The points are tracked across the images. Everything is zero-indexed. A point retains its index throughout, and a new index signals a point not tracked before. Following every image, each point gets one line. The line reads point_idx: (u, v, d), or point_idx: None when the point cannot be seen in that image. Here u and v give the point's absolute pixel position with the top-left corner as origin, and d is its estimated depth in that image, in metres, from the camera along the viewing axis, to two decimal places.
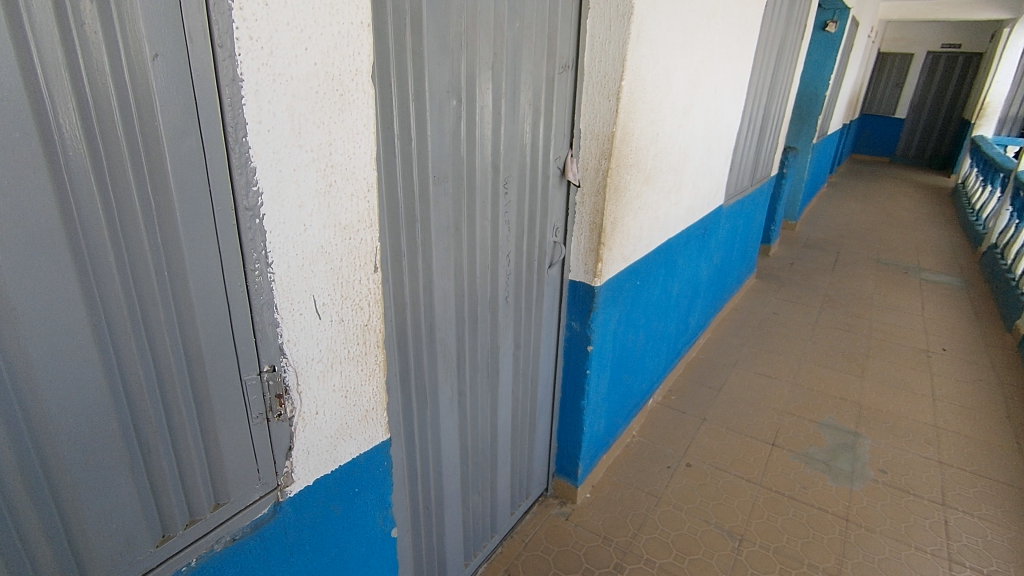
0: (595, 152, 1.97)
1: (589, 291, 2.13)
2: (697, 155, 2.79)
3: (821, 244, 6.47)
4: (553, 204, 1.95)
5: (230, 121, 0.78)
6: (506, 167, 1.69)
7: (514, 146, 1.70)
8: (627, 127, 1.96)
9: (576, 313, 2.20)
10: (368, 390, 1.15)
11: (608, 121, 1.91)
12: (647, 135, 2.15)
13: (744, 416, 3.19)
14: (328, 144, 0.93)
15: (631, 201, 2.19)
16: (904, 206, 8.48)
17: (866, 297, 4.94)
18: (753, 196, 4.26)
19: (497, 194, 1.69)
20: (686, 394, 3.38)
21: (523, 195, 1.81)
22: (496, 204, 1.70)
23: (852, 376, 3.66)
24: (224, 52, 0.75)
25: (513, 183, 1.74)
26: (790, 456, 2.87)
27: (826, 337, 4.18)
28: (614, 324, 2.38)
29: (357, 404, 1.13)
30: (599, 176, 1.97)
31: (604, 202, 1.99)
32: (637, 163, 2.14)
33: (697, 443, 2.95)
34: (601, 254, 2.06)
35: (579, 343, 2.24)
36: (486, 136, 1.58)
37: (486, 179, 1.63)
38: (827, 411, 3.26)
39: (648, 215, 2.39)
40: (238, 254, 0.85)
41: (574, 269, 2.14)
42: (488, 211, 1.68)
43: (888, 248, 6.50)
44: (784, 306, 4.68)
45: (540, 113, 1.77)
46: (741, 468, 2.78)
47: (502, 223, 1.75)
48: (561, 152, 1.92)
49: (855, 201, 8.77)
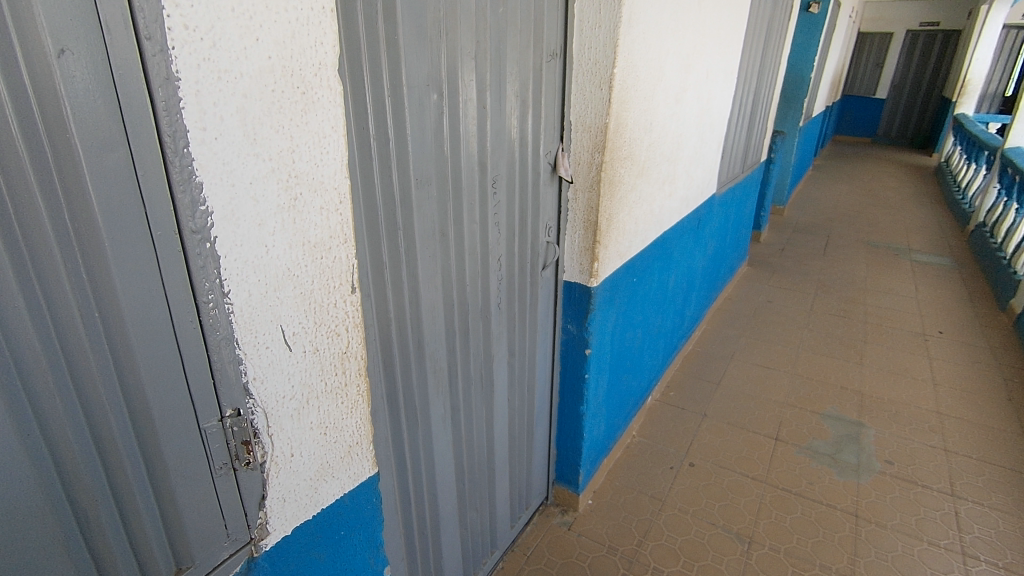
0: (588, 145, 1.85)
1: (585, 292, 2.02)
2: (690, 143, 2.67)
3: (810, 228, 6.42)
4: (544, 202, 1.83)
5: (165, 128, 0.66)
6: (493, 165, 1.57)
7: (501, 142, 1.58)
8: (620, 117, 1.84)
9: (573, 316, 2.09)
10: (351, 423, 1.03)
11: (600, 111, 1.78)
12: (641, 125, 2.03)
13: (744, 410, 3.12)
14: (290, 150, 0.80)
15: (626, 195, 2.07)
16: (890, 187, 8.47)
17: (859, 281, 4.89)
18: (745, 182, 4.17)
19: (485, 196, 1.57)
20: (685, 390, 3.30)
21: (513, 194, 1.69)
22: (484, 205, 1.58)
23: (850, 363, 3.60)
24: (152, 45, 0.62)
25: (501, 182, 1.62)
26: (795, 450, 2.80)
27: (823, 325, 4.12)
28: (611, 325, 2.28)
29: (339, 440, 1.01)
30: (593, 171, 1.86)
31: (598, 197, 1.88)
32: (631, 156, 2.02)
33: (699, 441, 2.87)
34: (597, 253, 1.95)
35: (577, 346, 2.13)
36: (471, 133, 1.46)
37: (472, 179, 1.51)
38: (828, 402, 3.20)
39: (643, 209, 2.28)
40: (186, 285, 0.72)
41: (569, 270, 2.02)
42: (476, 214, 1.56)
43: (877, 229, 6.47)
44: (778, 294, 4.62)
45: (528, 105, 1.64)
46: (746, 465, 2.70)
47: (491, 226, 1.63)
48: (551, 146, 1.79)
49: (841, 182, 8.75)
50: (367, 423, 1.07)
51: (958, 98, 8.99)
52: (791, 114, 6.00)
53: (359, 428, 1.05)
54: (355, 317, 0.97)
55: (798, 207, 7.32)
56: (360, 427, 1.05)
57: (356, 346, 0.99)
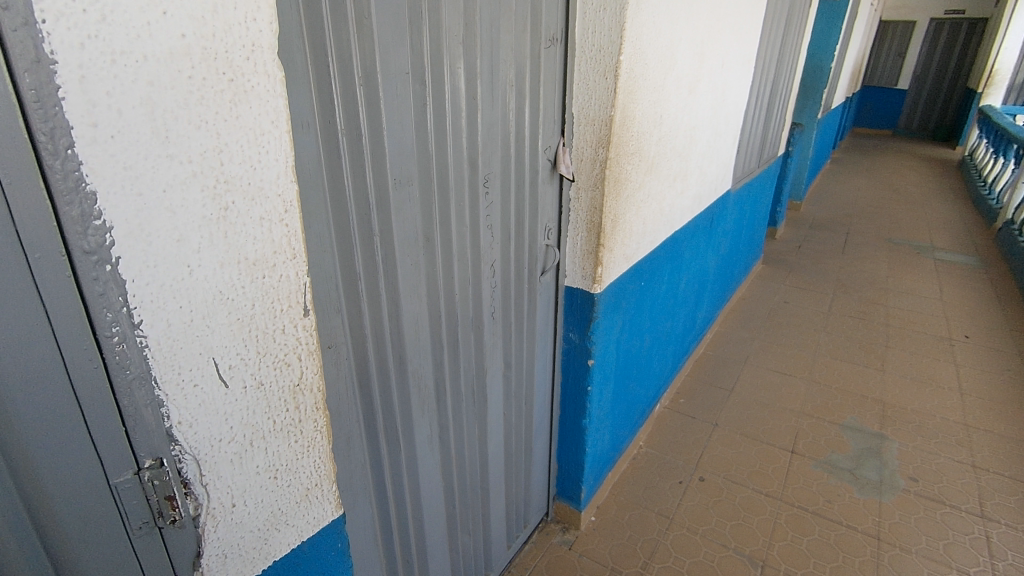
0: (591, 140, 1.69)
1: (588, 299, 1.87)
2: (704, 138, 2.51)
3: (828, 225, 6.19)
4: (544, 202, 1.69)
5: (38, 125, 0.52)
6: (485, 163, 1.42)
7: (495, 137, 1.43)
8: (626, 109, 1.68)
9: (575, 324, 1.95)
10: (310, 463, 0.90)
11: (605, 103, 1.63)
12: (650, 118, 1.88)
13: (758, 420, 2.97)
14: (217, 150, 0.65)
15: (633, 194, 1.92)
16: (912, 181, 8.19)
17: (879, 282, 4.70)
18: (761, 178, 3.98)
19: (476, 197, 1.43)
20: (695, 397, 3.15)
21: (508, 194, 1.54)
22: (475, 207, 1.43)
23: (871, 370, 3.43)
24: (11, 18, 0.49)
25: (495, 182, 1.48)
26: (812, 465, 2.65)
27: (842, 328, 3.94)
28: (617, 333, 2.13)
29: (294, 483, 0.88)
30: (596, 168, 1.71)
31: (602, 197, 1.73)
32: (639, 152, 1.86)
33: (709, 453, 2.73)
34: (600, 257, 1.80)
35: (579, 356, 1.99)
36: (459, 128, 1.31)
37: (461, 179, 1.36)
38: (847, 412, 3.04)
39: (652, 208, 2.12)
40: (81, 316, 0.60)
41: (571, 275, 1.88)
42: (466, 217, 1.42)
43: (898, 226, 6.24)
44: (794, 294, 4.44)
45: (525, 96, 1.49)
46: (759, 480, 2.55)
47: (484, 230, 1.49)
48: (552, 141, 1.64)
49: (860, 177, 8.48)
50: (329, 460, 0.94)
51: (984, 89, 8.66)
52: (810, 105, 5.77)
53: (319, 467, 0.92)
54: (310, 344, 0.84)
55: (815, 203, 7.09)
56: (320, 466, 0.92)
57: (313, 376, 0.86)
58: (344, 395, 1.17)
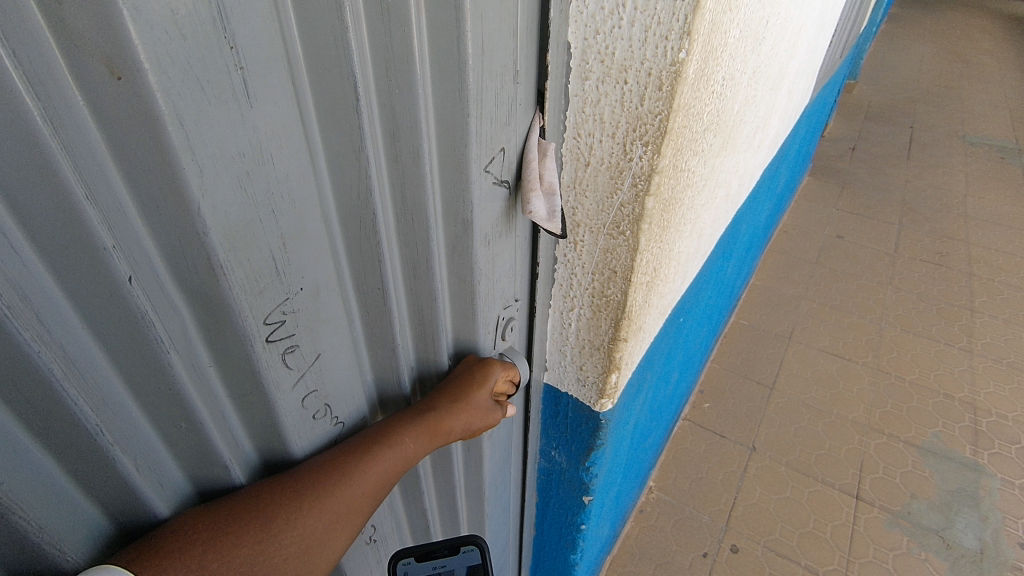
0: (612, 121, 0.65)
1: (587, 419, 0.98)
2: (804, 43, 1.40)
3: (888, 116, 5.07)
4: (493, 280, 0.69)
5: None
6: (273, 279, 0.44)
7: (295, 191, 0.43)
8: (714, 37, 0.63)
9: (562, 442, 1.07)
10: (388, 445, 0.58)
11: (660, 26, 0.57)
12: (748, 38, 0.82)
13: (811, 440, 2.28)
14: None
15: (690, 205, 0.92)
16: (986, 49, 6.75)
17: (956, 206, 3.85)
18: (835, 74, 2.82)
19: (252, 376, 0.46)
20: (724, 401, 2.43)
21: (377, 308, 0.57)
22: (254, 399, 0.48)
23: (956, 352, 2.72)
24: None
25: (321, 304, 0.50)
26: (884, 523, 1.99)
27: (912, 280, 3.19)
28: (633, 418, 1.28)
29: (465, 397, 0.66)
30: (622, 189, 0.69)
31: (632, 255, 0.73)
32: (716, 119, 0.83)
33: (745, 500, 2.05)
34: (617, 358, 0.86)
35: (567, 486, 1.13)
36: (59, 220, 0.31)
37: (158, 374, 0.40)
38: (929, 426, 2.35)
39: (714, 204, 1.14)
40: None
41: (554, 369, 0.95)
42: (217, 439, 0.47)
43: (972, 116, 5.09)
44: (849, 227, 3.61)
45: (404, 28, 0.44)
46: (814, 552, 1.90)
47: (305, 424, 0.54)
48: (511, 134, 0.60)
49: (925, 41, 6.98)
50: (258, 521, 0.47)
51: None
52: None
53: (372, 427, 0.59)
54: None
55: (869, 81, 5.80)
56: (350, 446, 0.56)
57: None
58: (201, 575, 0.43)
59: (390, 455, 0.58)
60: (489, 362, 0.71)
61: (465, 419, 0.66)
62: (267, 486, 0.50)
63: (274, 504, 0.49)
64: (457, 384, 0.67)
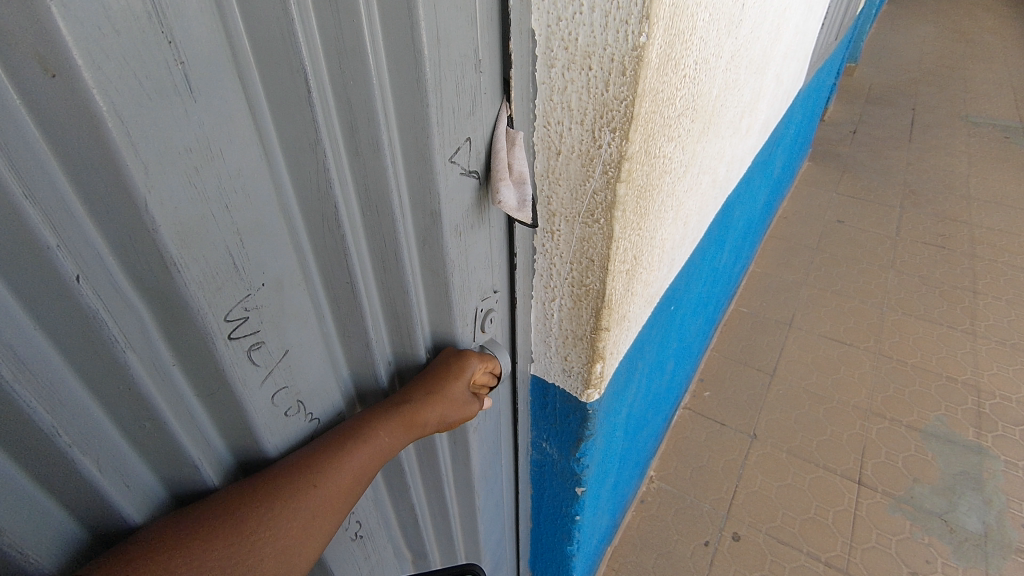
0: (580, 108, 0.65)
1: (574, 409, 0.98)
2: (791, 24, 1.39)
3: (889, 98, 5.02)
4: (467, 272, 0.69)
5: None
6: (231, 275, 0.44)
7: (249, 186, 0.43)
8: (678, 19, 0.63)
9: (552, 433, 1.07)
10: (363, 440, 0.58)
11: (620, 10, 0.56)
12: (722, 20, 0.81)
13: (812, 426, 2.27)
14: None
15: (671, 192, 0.91)
16: (987, 28, 6.66)
17: (958, 187, 3.81)
18: (831, 57, 2.79)
19: (217, 373, 0.47)
20: (724, 389, 2.42)
21: (347, 301, 0.57)
22: (221, 397, 0.48)
23: (958, 334, 2.70)
24: None
25: (285, 300, 0.50)
26: (887, 507, 1.98)
27: (914, 264, 3.16)
28: (626, 408, 1.28)
29: (441, 390, 0.67)
30: (594, 176, 0.69)
31: (607, 242, 0.73)
32: (692, 104, 0.82)
33: (746, 488, 2.05)
34: (601, 347, 0.86)
35: (559, 477, 1.14)
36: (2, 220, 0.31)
37: (117, 373, 0.40)
38: (931, 410, 2.33)
39: (700, 190, 1.13)
40: None
41: (540, 360, 0.95)
42: (186, 439, 0.47)
43: (974, 97, 5.03)
44: (850, 212, 3.58)
45: (353, 19, 0.44)
46: (816, 538, 1.90)
47: (277, 421, 0.55)
48: (477, 125, 0.60)
49: (927, 21, 6.88)
50: (231, 523, 0.48)
51: None
52: None
53: (348, 422, 0.60)
54: None
55: (869, 63, 5.74)
56: (325, 442, 0.57)
57: None
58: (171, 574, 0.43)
59: (365, 449, 0.58)
60: (465, 356, 0.71)
61: (441, 411, 0.66)
62: (239, 487, 0.51)
63: (248, 503, 0.49)
64: (433, 377, 0.67)
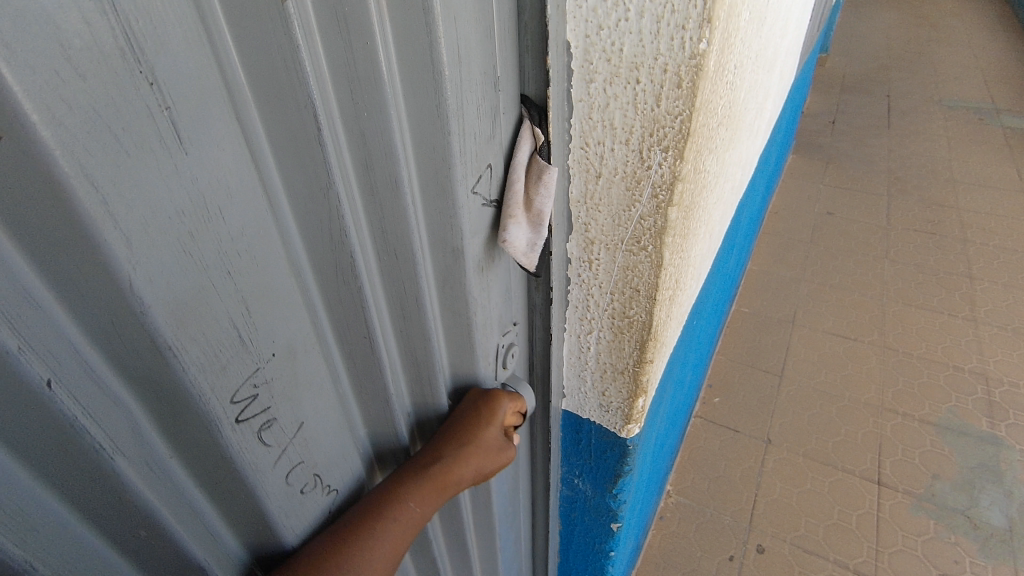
0: (625, 126, 0.56)
1: (612, 446, 0.89)
2: (796, 19, 1.33)
3: (865, 86, 5.05)
4: (491, 307, 0.61)
5: None
6: (237, 351, 0.36)
7: (254, 244, 0.36)
8: (732, 20, 0.55)
9: (585, 470, 0.99)
10: (392, 517, 0.51)
11: (675, 14, 0.48)
12: (756, 19, 0.74)
13: (825, 427, 2.22)
14: None
15: (705, 206, 0.84)
16: (952, 12, 6.78)
17: (942, 172, 3.82)
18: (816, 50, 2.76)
19: (224, 464, 0.39)
20: (733, 394, 2.36)
21: (365, 356, 0.49)
22: (229, 490, 0.40)
23: (960, 322, 2.68)
24: None
25: (297, 369, 0.42)
26: (910, 508, 1.93)
27: (908, 252, 3.15)
28: (653, 433, 1.20)
29: (473, 442, 0.59)
30: (641, 201, 0.61)
31: (656, 271, 0.65)
32: (729, 111, 0.75)
33: (766, 496, 1.99)
34: (644, 382, 0.78)
35: (593, 515, 1.05)
36: None
37: (103, 485, 0.33)
38: (942, 402, 2.30)
39: (722, 199, 1.06)
40: None
41: (573, 396, 0.87)
42: (191, 544, 0.39)
43: (947, 81, 5.09)
44: (839, 203, 3.57)
45: (366, 37, 0.36)
46: (842, 544, 1.84)
47: (295, 503, 0.46)
48: (498, 150, 0.52)
49: (892, 9, 6.98)
50: None
51: None
52: None
53: (373, 494, 0.52)
54: None
55: (841, 53, 5.78)
56: (350, 524, 0.49)
57: None
58: None
59: (395, 528, 0.51)
60: (496, 395, 0.62)
61: (474, 465, 0.59)
62: None
63: None
64: (463, 426, 0.59)
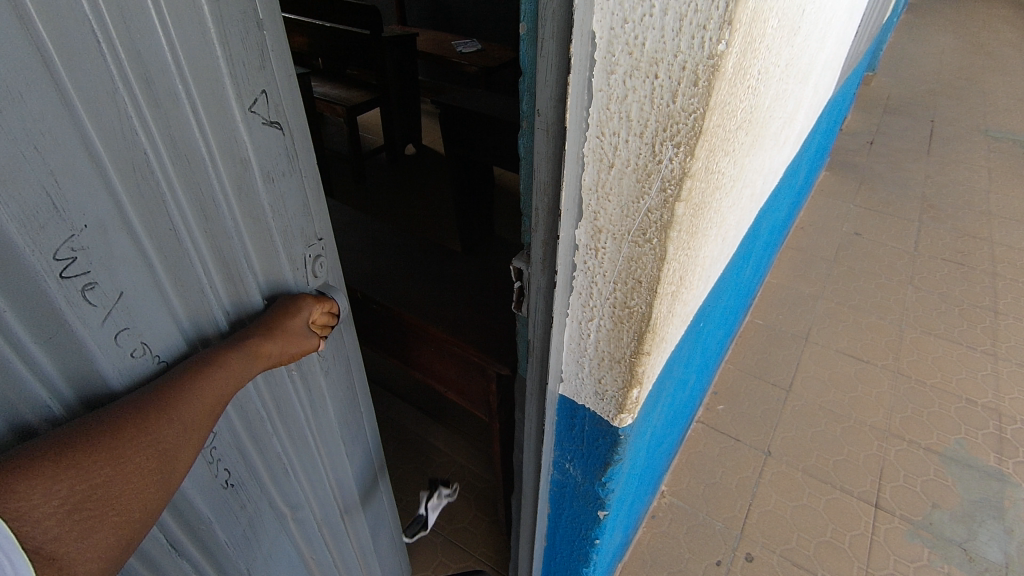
0: (641, 119, 0.59)
1: (605, 433, 0.92)
2: (834, 33, 1.33)
3: (911, 110, 4.93)
4: (286, 219, 0.71)
5: None
6: (50, 214, 0.46)
7: (56, 129, 0.45)
8: (754, 27, 0.57)
9: (576, 454, 1.02)
10: (216, 370, 0.59)
11: (698, 14, 0.51)
12: (785, 29, 0.76)
13: (828, 445, 2.21)
14: None
15: (717, 210, 0.86)
16: (1011, 41, 6.57)
17: (981, 203, 3.73)
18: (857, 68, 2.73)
19: (45, 307, 0.49)
20: (739, 403, 2.37)
21: (178, 244, 0.58)
22: (53, 341, 0.50)
23: (980, 355, 2.64)
24: None
25: (110, 242, 0.52)
26: (905, 534, 1.92)
27: (933, 280, 3.10)
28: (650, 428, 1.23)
29: (282, 327, 0.68)
30: (650, 194, 0.63)
31: (659, 264, 0.67)
32: (749, 117, 0.77)
33: (760, 507, 2.00)
34: (640, 373, 0.80)
35: (580, 500, 1.08)
36: None
37: None
38: (951, 433, 2.27)
39: (740, 205, 1.08)
40: None
41: (571, 381, 0.90)
42: (29, 388, 0.49)
43: (997, 111, 4.94)
44: (869, 224, 3.51)
45: None
46: (832, 562, 1.84)
47: (117, 362, 0.56)
48: (269, 78, 0.63)
49: (949, 33, 6.79)
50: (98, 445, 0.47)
51: None
52: None
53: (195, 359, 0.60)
54: None
55: (890, 73, 5.65)
56: (170, 379, 0.56)
57: None
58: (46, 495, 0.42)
59: (219, 379, 0.59)
60: (297, 299, 0.73)
61: (286, 345, 0.68)
62: (89, 421, 0.49)
63: (108, 431, 0.48)
64: (269, 317, 0.68)
